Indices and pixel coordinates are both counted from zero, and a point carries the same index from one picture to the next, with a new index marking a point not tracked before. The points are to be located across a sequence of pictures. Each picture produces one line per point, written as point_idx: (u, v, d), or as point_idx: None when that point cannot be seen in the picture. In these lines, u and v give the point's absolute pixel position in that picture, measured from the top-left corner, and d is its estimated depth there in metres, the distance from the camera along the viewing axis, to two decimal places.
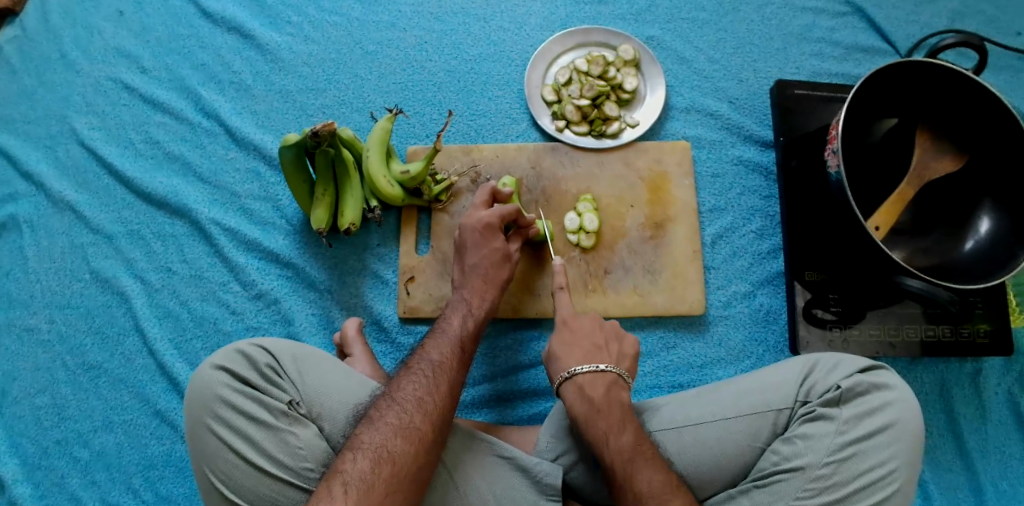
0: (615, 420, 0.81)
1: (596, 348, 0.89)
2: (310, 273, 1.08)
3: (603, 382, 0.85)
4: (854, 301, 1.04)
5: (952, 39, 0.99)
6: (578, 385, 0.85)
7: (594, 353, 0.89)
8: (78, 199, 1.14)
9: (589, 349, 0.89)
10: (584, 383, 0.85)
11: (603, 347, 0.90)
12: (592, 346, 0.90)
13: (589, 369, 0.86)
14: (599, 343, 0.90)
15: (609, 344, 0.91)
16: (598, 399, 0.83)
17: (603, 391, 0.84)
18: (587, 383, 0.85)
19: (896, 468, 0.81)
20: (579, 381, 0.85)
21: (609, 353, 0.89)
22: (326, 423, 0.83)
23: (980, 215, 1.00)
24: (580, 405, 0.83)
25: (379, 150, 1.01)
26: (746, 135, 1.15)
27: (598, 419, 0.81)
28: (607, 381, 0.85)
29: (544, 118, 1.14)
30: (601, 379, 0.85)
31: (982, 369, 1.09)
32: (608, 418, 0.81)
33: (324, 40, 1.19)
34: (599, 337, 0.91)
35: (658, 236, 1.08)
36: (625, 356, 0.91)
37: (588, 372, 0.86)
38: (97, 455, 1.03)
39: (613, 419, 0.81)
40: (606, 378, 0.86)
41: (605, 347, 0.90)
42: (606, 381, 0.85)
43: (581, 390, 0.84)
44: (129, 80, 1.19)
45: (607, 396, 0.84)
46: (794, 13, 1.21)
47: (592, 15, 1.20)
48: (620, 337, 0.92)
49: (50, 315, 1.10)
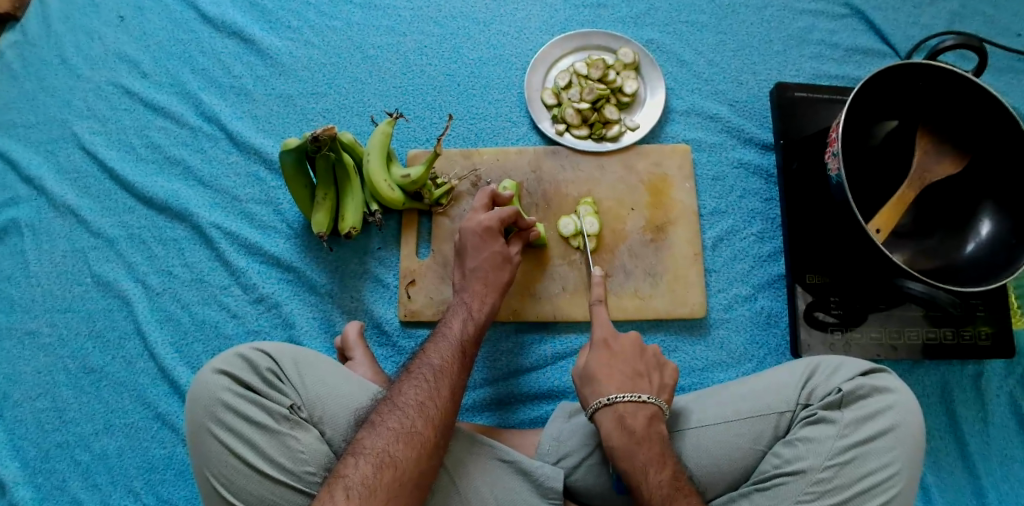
0: (654, 455, 0.80)
1: (637, 376, 0.88)
2: (311, 277, 1.09)
3: (645, 415, 0.83)
4: (855, 304, 1.04)
5: (951, 41, 0.99)
6: (618, 414, 0.83)
7: (635, 382, 0.87)
8: (80, 203, 1.14)
9: (629, 375, 0.87)
10: (625, 413, 0.83)
11: (645, 376, 0.88)
12: (632, 373, 0.88)
13: (631, 398, 0.84)
14: (640, 371, 0.88)
15: (649, 373, 0.89)
16: (640, 431, 0.82)
17: (645, 423, 0.83)
18: (628, 413, 0.83)
19: (897, 471, 0.81)
20: (619, 409, 0.83)
21: (650, 382, 0.88)
22: (327, 426, 0.83)
23: (981, 218, 1.00)
24: (619, 436, 0.82)
25: (380, 154, 1.01)
26: (746, 138, 1.15)
27: (638, 451, 0.80)
28: (648, 413, 0.84)
29: (544, 122, 1.14)
30: (643, 410, 0.84)
31: (983, 372, 1.09)
32: (648, 452, 0.80)
33: (324, 44, 1.20)
34: (641, 365, 0.89)
35: (659, 239, 1.08)
36: (665, 387, 0.89)
37: (629, 401, 0.84)
38: (98, 458, 1.04)
39: (652, 453, 0.80)
40: (648, 410, 0.84)
41: (646, 375, 0.88)
42: (649, 414, 0.84)
43: (621, 419, 0.83)
44: (130, 84, 1.20)
45: (647, 430, 0.82)
46: (793, 15, 1.21)
47: (591, 18, 1.20)
48: (661, 366, 0.91)
49: (51, 319, 1.10)
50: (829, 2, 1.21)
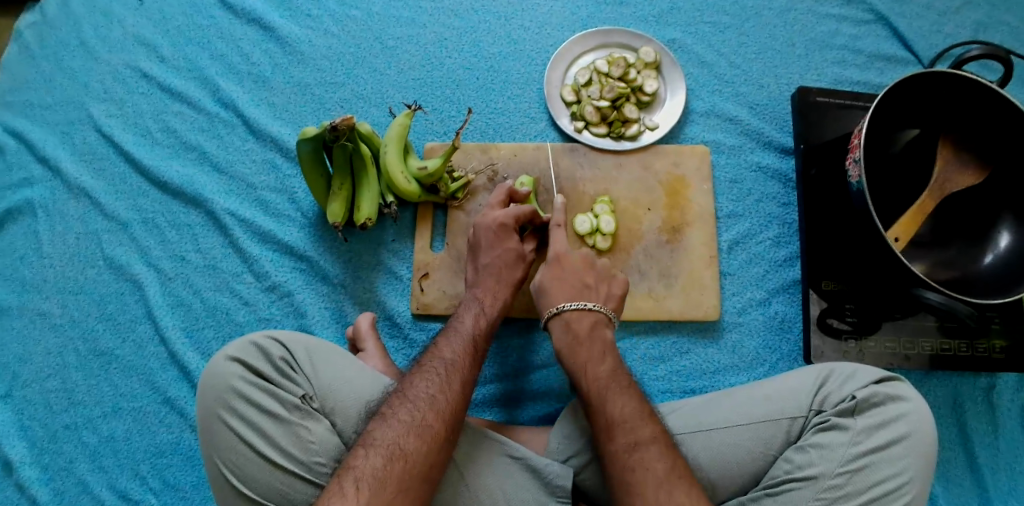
0: (607, 372, 0.84)
1: (586, 287, 0.94)
2: (324, 267, 1.08)
3: (589, 321, 0.90)
4: (870, 312, 1.03)
5: (977, 51, 0.98)
6: (565, 321, 0.91)
7: (582, 293, 0.93)
8: (94, 186, 1.14)
9: (577, 287, 0.94)
10: (570, 319, 0.91)
11: (592, 287, 0.95)
12: (581, 285, 0.94)
13: (577, 306, 0.91)
14: (588, 283, 0.95)
15: (598, 284, 0.95)
16: (582, 334, 0.89)
17: (588, 328, 0.90)
18: (573, 319, 0.91)
19: (910, 479, 0.80)
20: (567, 316, 0.91)
21: (597, 293, 0.94)
22: (338, 418, 0.82)
23: (1000, 229, 1.00)
24: (564, 337, 0.90)
25: (397, 147, 1.01)
26: (766, 141, 1.14)
27: (579, 350, 0.87)
28: (592, 319, 0.91)
29: (563, 119, 1.13)
30: (587, 316, 0.91)
31: (995, 384, 1.08)
32: (588, 352, 0.87)
33: (344, 34, 1.19)
34: (590, 276, 0.96)
35: (674, 239, 1.07)
36: (612, 297, 0.95)
37: (575, 308, 0.91)
38: (106, 440, 1.04)
39: (593, 352, 0.87)
40: (592, 315, 0.91)
41: (594, 287, 0.95)
42: (594, 320, 0.91)
43: (567, 325, 0.90)
44: (148, 68, 1.19)
45: (591, 333, 0.89)
46: (817, 19, 1.20)
47: (613, 16, 1.19)
48: (609, 279, 0.97)
49: (63, 300, 1.10)
50: (854, 7, 1.20)
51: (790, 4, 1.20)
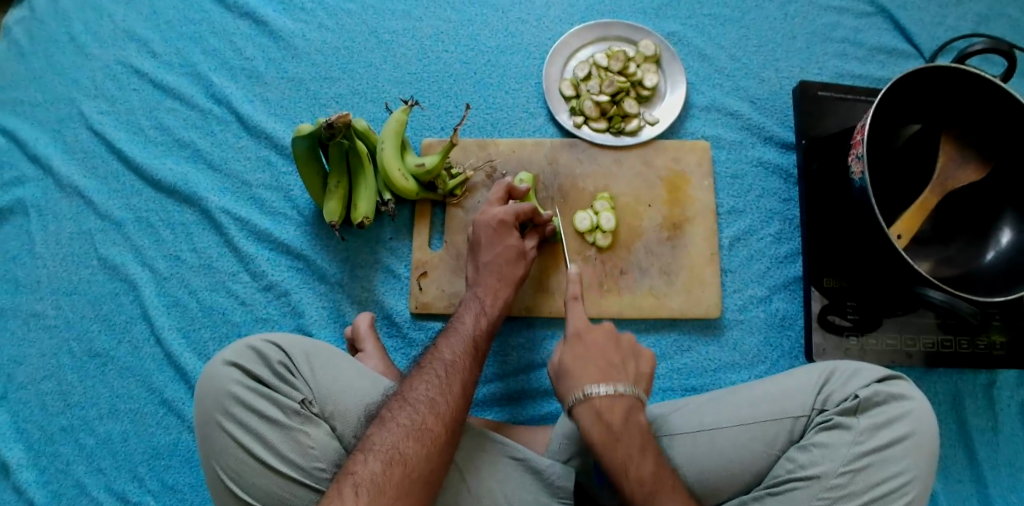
0: (635, 450, 0.78)
1: (613, 367, 0.83)
2: (321, 266, 1.07)
3: (623, 408, 0.80)
4: (871, 308, 1.03)
5: (980, 45, 0.98)
6: (596, 409, 0.80)
7: (610, 373, 0.82)
8: (86, 184, 1.12)
9: (604, 368, 0.83)
10: (602, 408, 0.80)
11: (620, 367, 0.84)
12: (607, 365, 0.83)
13: (610, 393, 0.80)
14: (614, 361, 0.84)
15: (625, 363, 0.85)
16: (617, 427, 0.79)
17: (623, 417, 0.79)
18: (606, 408, 0.80)
19: (912, 479, 0.80)
20: (597, 404, 0.80)
21: (626, 373, 0.83)
22: (338, 422, 0.81)
23: (1002, 226, 0.99)
24: (598, 430, 0.79)
25: (394, 143, 0.99)
26: (767, 136, 1.13)
27: (616, 447, 0.78)
28: (626, 405, 0.80)
29: (562, 114, 1.12)
30: (620, 403, 0.80)
31: (994, 380, 1.08)
32: (627, 448, 0.78)
33: (338, 28, 1.17)
34: (617, 356, 0.85)
35: (675, 236, 1.06)
36: (642, 376, 0.85)
37: (606, 395, 0.80)
38: (103, 442, 1.03)
39: (634, 447, 0.78)
40: (625, 402, 0.80)
41: (621, 366, 0.84)
42: (626, 405, 0.80)
43: (598, 416, 0.79)
44: (139, 63, 1.17)
45: (626, 423, 0.79)
46: (818, 12, 1.18)
47: (612, 9, 1.18)
48: (637, 356, 0.86)
49: (57, 301, 1.08)
50: None
51: None
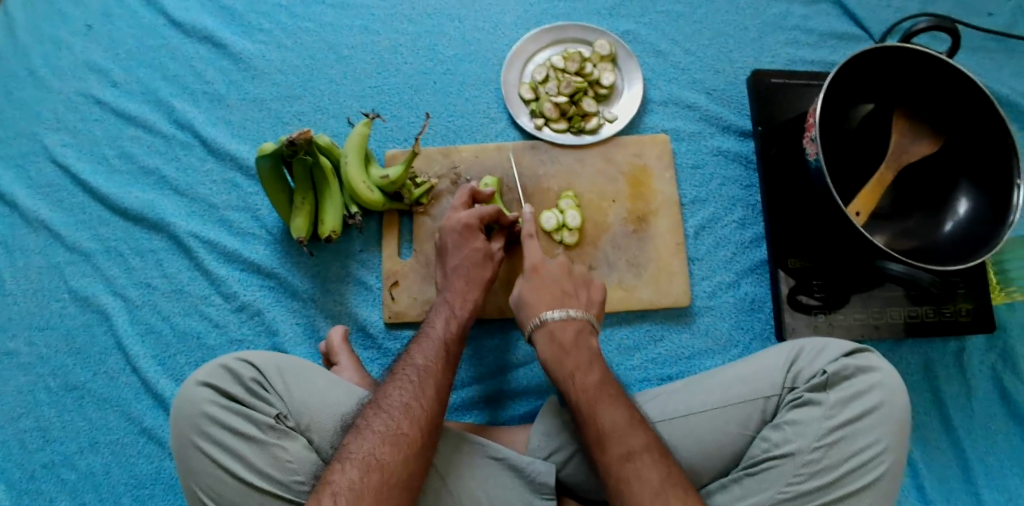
0: (581, 362, 0.86)
1: (567, 296, 0.92)
2: (293, 283, 1.08)
3: (573, 330, 0.89)
4: (837, 286, 1.04)
5: (925, 23, 1.00)
6: (549, 330, 0.89)
7: (563, 300, 0.92)
8: (54, 218, 1.12)
9: (558, 296, 0.92)
10: (555, 328, 0.89)
11: (573, 295, 0.93)
12: (561, 293, 0.92)
13: (560, 315, 0.89)
14: (568, 291, 0.93)
15: (578, 292, 0.94)
16: (567, 344, 0.88)
17: (572, 336, 0.88)
18: (558, 327, 0.89)
19: (885, 448, 0.81)
20: (550, 326, 0.89)
21: (578, 300, 0.93)
22: (315, 434, 0.81)
23: (958, 197, 1.01)
24: (549, 349, 0.88)
25: (357, 156, 1.00)
26: (725, 125, 1.15)
27: (565, 361, 0.86)
28: (576, 327, 0.89)
29: (523, 117, 1.13)
30: (571, 324, 0.89)
31: (965, 348, 1.10)
32: (574, 361, 0.86)
33: (297, 46, 1.18)
34: (570, 285, 0.94)
35: (640, 229, 1.08)
36: (593, 302, 0.94)
37: (558, 318, 0.89)
38: (85, 476, 1.02)
39: (580, 360, 0.86)
40: (576, 323, 0.89)
41: (573, 294, 0.93)
42: (577, 328, 0.89)
43: (550, 334, 0.89)
44: (100, 93, 1.17)
45: (576, 342, 0.88)
46: (768, 2, 1.21)
47: (566, 11, 1.20)
48: (588, 284, 0.96)
49: (30, 338, 1.08)
50: None
51: None
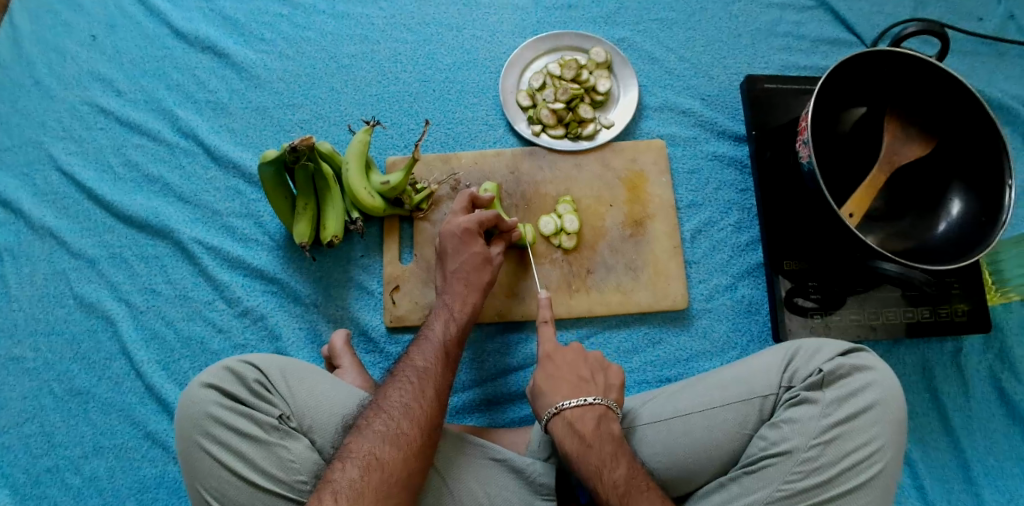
0: (607, 455, 0.81)
1: (583, 382, 0.88)
2: (295, 288, 1.09)
3: (593, 416, 0.84)
4: (833, 287, 1.05)
5: (914, 28, 1.01)
6: (568, 420, 0.84)
7: (581, 386, 0.88)
8: (59, 225, 1.13)
9: (575, 383, 0.88)
10: (574, 417, 0.84)
11: (590, 380, 0.89)
12: (578, 380, 0.89)
13: (577, 403, 0.85)
14: (585, 376, 0.89)
15: (594, 376, 0.90)
16: (589, 434, 0.83)
17: (594, 425, 0.83)
18: (577, 418, 0.84)
19: (881, 446, 0.82)
20: (568, 416, 0.84)
21: (596, 385, 0.88)
22: (317, 435, 0.82)
23: (950, 198, 1.03)
24: (571, 441, 0.83)
25: (359, 163, 1.02)
26: (720, 130, 1.17)
27: (589, 454, 0.81)
28: (597, 414, 0.85)
29: (521, 124, 1.15)
30: (590, 413, 0.84)
31: (962, 348, 1.11)
32: (599, 453, 0.81)
33: (299, 56, 1.20)
34: (586, 369, 0.90)
35: (638, 233, 1.10)
36: (612, 387, 0.90)
37: (576, 406, 0.85)
38: (89, 480, 1.03)
39: (605, 453, 0.81)
40: (596, 411, 0.85)
41: (591, 379, 0.89)
42: (597, 414, 0.85)
43: (569, 425, 0.84)
44: (104, 102, 1.19)
45: (598, 431, 0.83)
46: (760, 9, 1.23)
47: (563, 20, 1.22)
48: (605, 368, 0.91)
49: (35, 343, 1.09)
50: None
51: None
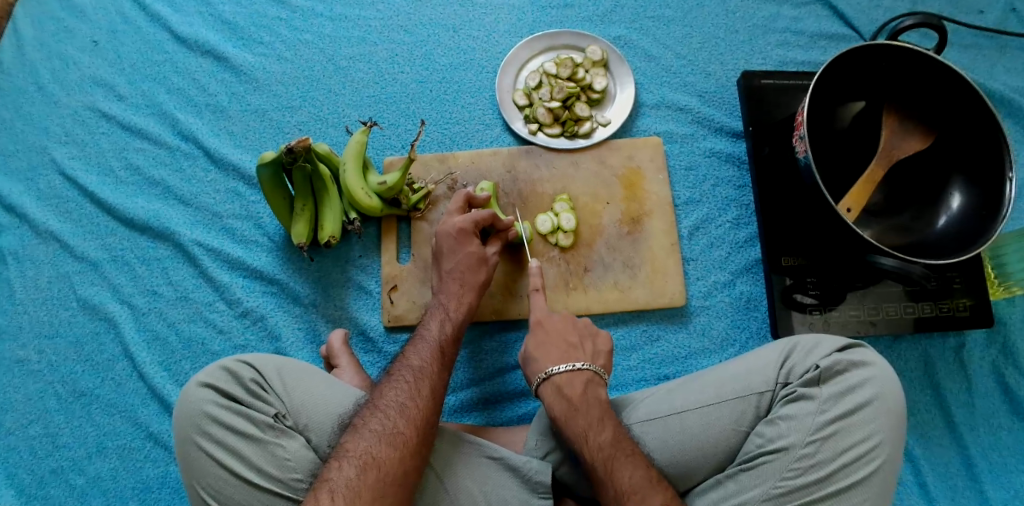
0: (593, 418, 0.83)
1: (571, 348, 0.91)
2: (294, 289, 1.10)
3: (581, 381, 0.87)
4: (832, 284, 1.05)
5: (910, 21, 1.01)
6: (556, 385, 0.87)
7: (569, 352, 0.90)
8: (62, 229, 1.15)
9: (564, 349, 0.91)
10: (562, 383, 0.87)
11: (578, 347, 0.91)
12: (566, 346, 0.91)
13: (566, 369, 0.88)
14: (574, 342, 0.92)
15: (583, 342, 0.92)
16: (576, 398, 0.85)
17: (581, 389, 0.86)
18: (565, 383, 0.87)
19: (879, 443, 0.82)
20: (556, 381, 0.87)
21: (584, 351, 0.91)
22: (312, 433, 0.83)
23: (951, 192, 1.02)
24: (559, 405, 0.85)
25: (356, 164, 1.02)
26: (717, 127, 1.17)
27: (576, 417, 0.83)
28: (585, 379, 0.87)
29: (517, 122, 1.16)
30: (578, 377, 0.87)
31: (964, 344, 1.10)
32: (585, 417, 0.83)
33: (297, 58, 1.21)
34: (574, 336, 0.92)
35: (635, 230, 1.09)
36: (600, 353, 0.92)
37: (565, 372, 0.88)
38: (92, 481, 1.04)
39: (591, 416, 0.83)
40: (583, 376, 0.87)
41: (579, 345, 0.91)
42: (585, 379, 0.87)
43: (558, 389, 0.86)
44: (106, 107, 1.21)
45: (585, 395, 0.86)
46: (757, 5, 1.22)
47: (559, 19, 1.22)
48: (594, 335, 0.94)
49: (40, 346, 1.10)
50: None
51: None
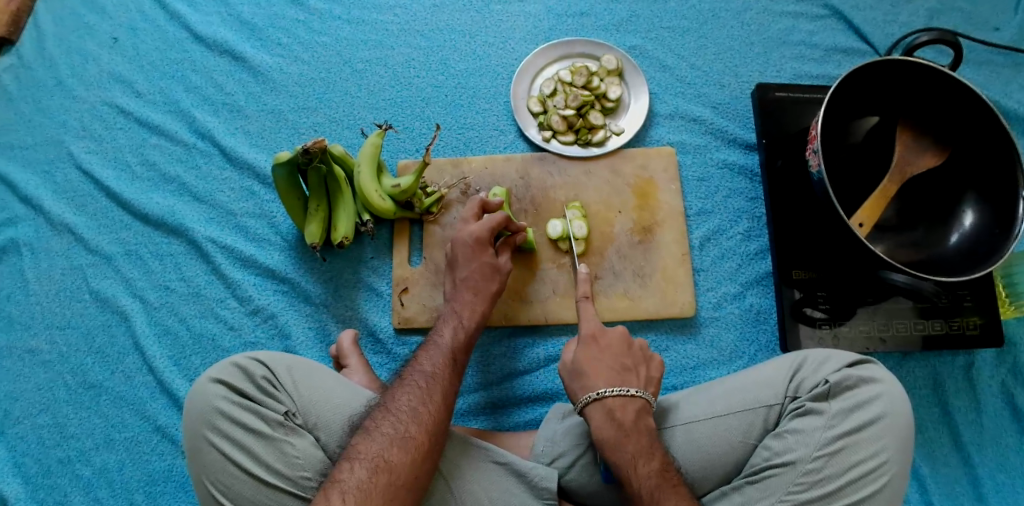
0: (643, 447, 0.82)
1: (625, 370, 0.88)
2: (306, 288, 1.10)
3: (634, 408, 0.85)
4: (843, 298, 1.05)
5: (926, 37, 1.01)
6: (608, 408, 0.84)
7: (623, 375, 0.88)
8: (77, 222, 1.16)
9: (617, 370, 0.88)
10: (614, 406, 0.84)
11: (632, 370, 0.89)
12: (620, 368, 0.88)
13: (619, 392, 0.85)
14: (628, 365, 0.89)
15: (637, 367, 0.90)
16: (628, 425, 0.83)
17: (634, 416, 0.84)
18: (617, 406, 0.84)
19: (887, 459, 0.82)
20: (609, 404, 0.84)
21: (638, 376, 0.89)
22: (322, 432, 0.83)
23: (965, 209, 1.01)
24: (609, 429, 0.83)
25: (371, 166, 1.03)
26: (730, 138, 1.17)
27: (626, 443, 0.82)
28: (637, 406, 0.85)
29: (532, 129, 1.16)
30: (632, 404, 0.85)
31: (973, 362, 1.10)
32: (636, 444, 0.82)
33: (314, 60, 1.22)
34: (629, 359, 0.90)
35: (646, 240, 1.10)
36: (651, 380, 0.90)
37: (618, 395, 0.85)
38: (99, 472, 1.05)
39: (641, 446, 0.82)
40: (637, 403, 0.85)
41: (633, 369, 0.89)
42: (638, 406, 0.85)
43: (609, 413, 0.84)
44: (124, 103, 1.22)
45: (636, 423, 0.84)
46: (773, 18, 1.23)
47: (575, 27, 1.23)
48: (647, 360, 0.92)
49: (51, 337, 1.11)
50: (808, 3, 1.23)
51: (746, 4, 1.24)
